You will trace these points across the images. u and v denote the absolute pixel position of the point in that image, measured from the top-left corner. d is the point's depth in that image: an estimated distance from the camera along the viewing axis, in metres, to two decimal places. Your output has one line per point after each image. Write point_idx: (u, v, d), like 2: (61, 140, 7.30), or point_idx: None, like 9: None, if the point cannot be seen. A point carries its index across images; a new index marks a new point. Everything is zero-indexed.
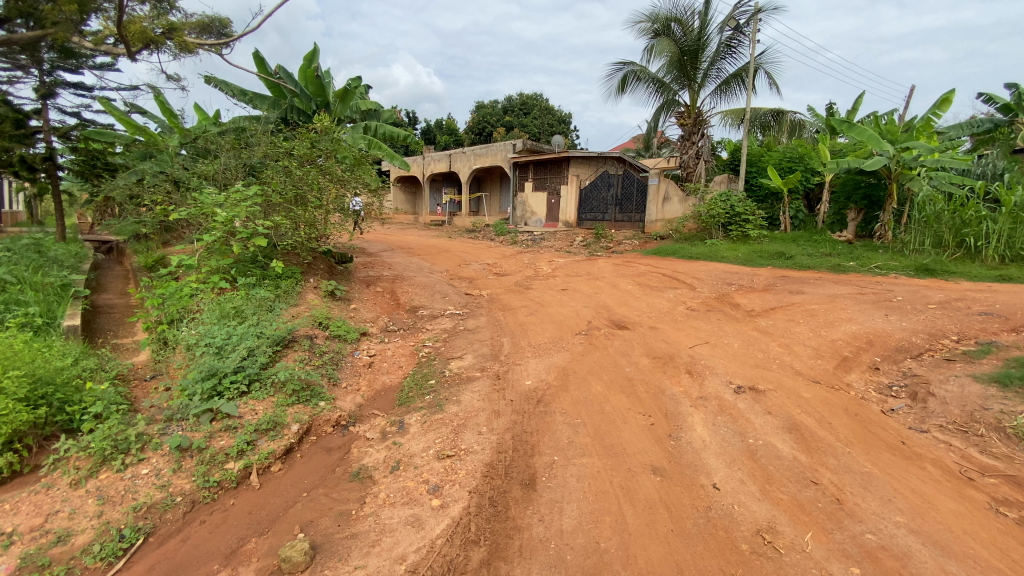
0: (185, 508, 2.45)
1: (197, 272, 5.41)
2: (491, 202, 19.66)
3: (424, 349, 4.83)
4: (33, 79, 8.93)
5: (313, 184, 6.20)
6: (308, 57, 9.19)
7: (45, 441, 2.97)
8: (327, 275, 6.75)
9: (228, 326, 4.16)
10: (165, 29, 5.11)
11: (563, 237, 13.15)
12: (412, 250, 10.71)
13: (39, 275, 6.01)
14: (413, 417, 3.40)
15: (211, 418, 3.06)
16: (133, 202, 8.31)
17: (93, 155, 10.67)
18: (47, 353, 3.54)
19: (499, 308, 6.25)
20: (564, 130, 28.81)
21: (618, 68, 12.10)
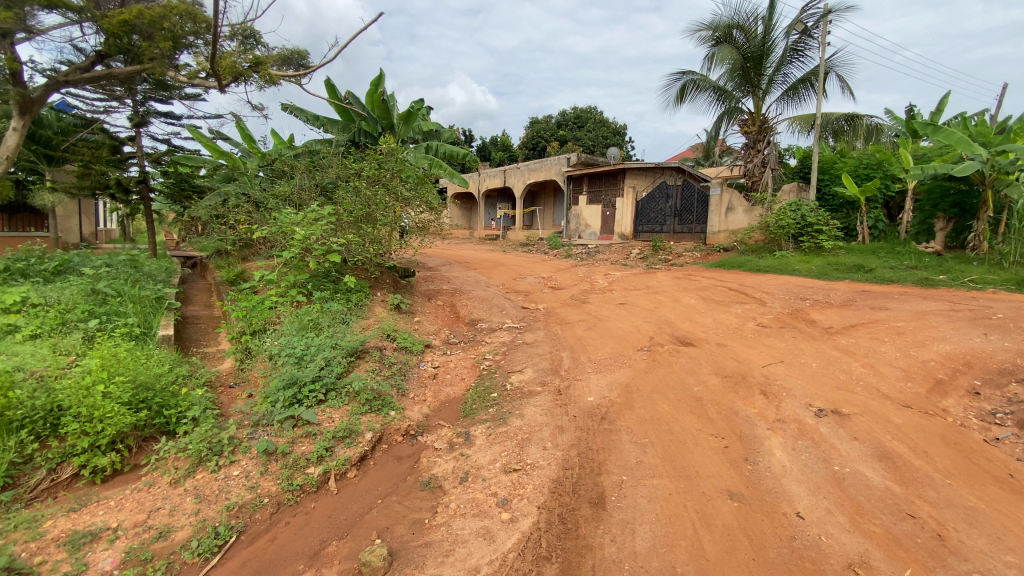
0: (272, 510, 2.61)
1: (277, 286, 5.80)
2: (546, 216, 19.74)
3: (485, 362, 4.90)
4: (128, 109, 9.95)
5: (382, 203, 6.50)
6: (375, 83, 9.71)
7: (145, 442, 3.25)
8: (392, 289, 7.01)
9: (306, 337, 4.42)
10: (252, 63, 5.57)
11: (619, 250, 12.98)
12: (469, 265, 10.94)
13: (139, 288, 6.64)
14: (478, 430, 3.46)
15: (293, 425, 3.26)
16: (218, 221, 9.04)
17: (183, 178, 11.72)
18: (148, 361, 3.89)
19: (557, 322, 6.24)
20: (619, 143, 28.60)
21: (676, 77, 11.90)
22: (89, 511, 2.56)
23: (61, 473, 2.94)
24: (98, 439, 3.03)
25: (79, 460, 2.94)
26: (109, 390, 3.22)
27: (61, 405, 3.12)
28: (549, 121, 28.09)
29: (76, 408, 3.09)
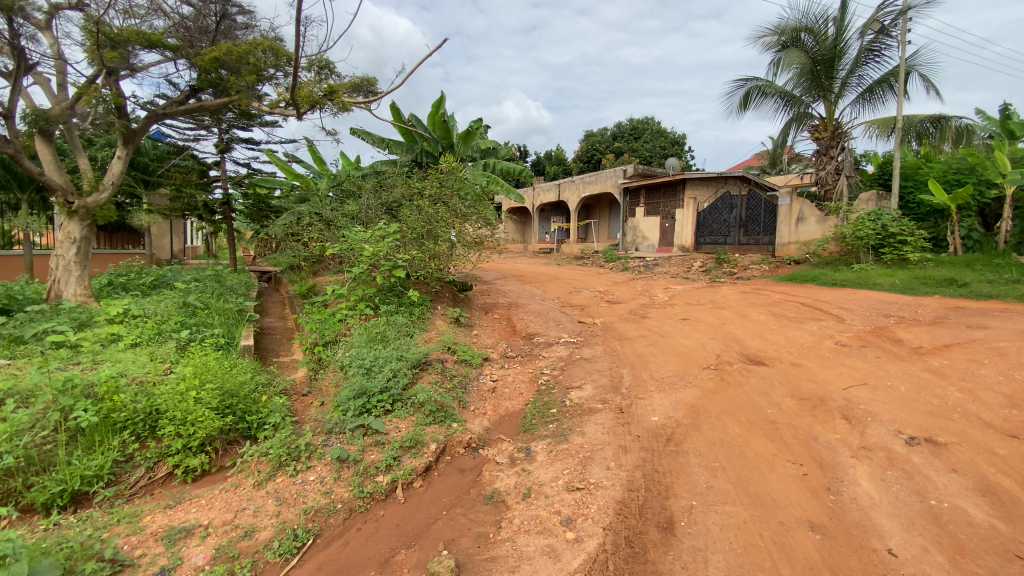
0: (344, 515, 2.73)
1: (346, 300, 6.13)
2: (601, 229, 19.58)
3: (543, 377, 4.89)
4: (215, 136, 10.90)
5: (445, 221, 6.71)
6: (437, 105, 10.10)
7: (229, 445, 3.50)
8: (452, 303, 7.18)
9: (374, 349, 4.62)
10: (327, 91, 5.97)
11: (679, 263, 12.62)
12: (525, 278, 11.02)
13: (223, 301, 7.20)
14: (539, 445, 3.46)
15: (363, 433, 3.42)
16: (292, 238, 9.66)
17: (260, 199, 12.63)
18: (232, 369, 4.20)
19: (616, 338, 6.14)
20: (678, 152, 27.95)
21: (739, 85, 11.52)
22: (183, 508, 2.78)
23: (157, 471, 3.21)
24: (190, 441, 3.31)
25: (173, 460, 3.21)
26: (200, 396, 3.50)
27: (159, 408, 3.43)
28: (604, 133, 27.94)
29: (172, 412, 3.39)
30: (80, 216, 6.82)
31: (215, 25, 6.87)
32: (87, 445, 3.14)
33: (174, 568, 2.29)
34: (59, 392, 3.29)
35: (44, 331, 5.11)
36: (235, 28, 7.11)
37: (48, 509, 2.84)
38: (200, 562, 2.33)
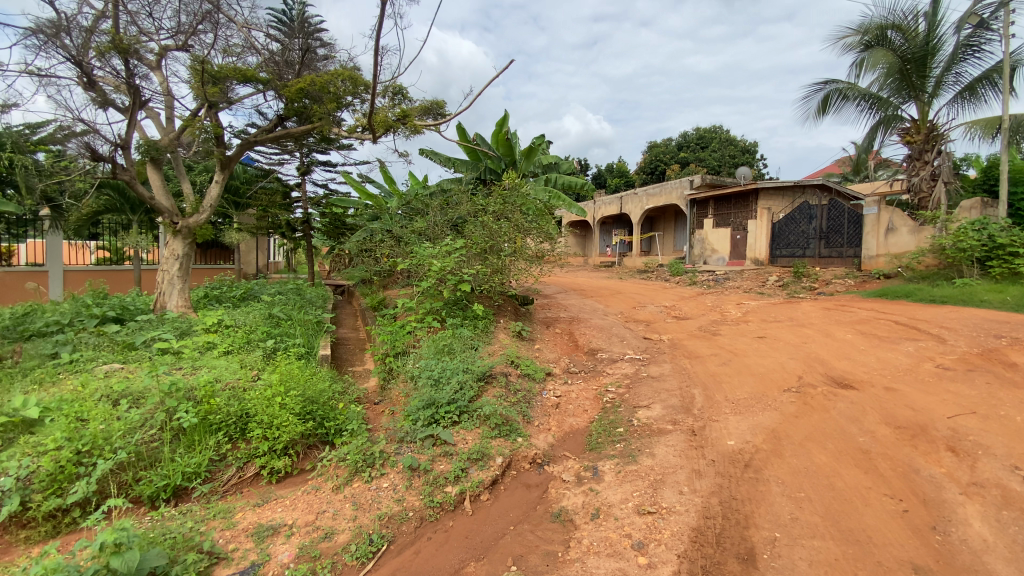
0: (416, 523, 2.82)
1: (414, 313, 6.36)
2: (666, 242, 19.03)
3: (608, 394, 4.80)
4: (298, 161, 11.75)
5: (509, 236, 6.81)
6: (500, 123, 10.35)
7: (309, 449, 3.73)
8: (514, 316, 7.24)
9: (442, 361, 4.74)
10: (400, 115, 6.30)
11: (752, 277, 12.00)
12: (587, 292, 10.91)
13: (303, 313, 7.70)
14: (606, 465, 3.40)
15: (432, 443, 3.52)
16: (365, 254, 10.20)
17: (336, 217, 13.44)
18: (311, 377, 4.47)
19: (685, 355, 5.91)
20: (748, 161, 26.76)
21: (817, 88, 10.89)
22: (270, 507, 2.98)
23: (246, 471, 3.46)
24: (275, 444, 3.55)
25: (260, 461, 3.45)
26: (284, 402, 3.75)
27: (249, 411, 3.71)
28: (668, 144, 27.31)
29: (260, 416, 3.65)
30: (183, 235, 7.57)
31: (300, 58, 7.46)
32: (188, 443, 3.44)
33: (263, 563, 2.45)
34: (165, 394, 3.64)
35: (152, 338, 5.69)
36: (317, 60, 7.68)
37: (155, 501, 3.13)
38: (286, 560, 2.49)
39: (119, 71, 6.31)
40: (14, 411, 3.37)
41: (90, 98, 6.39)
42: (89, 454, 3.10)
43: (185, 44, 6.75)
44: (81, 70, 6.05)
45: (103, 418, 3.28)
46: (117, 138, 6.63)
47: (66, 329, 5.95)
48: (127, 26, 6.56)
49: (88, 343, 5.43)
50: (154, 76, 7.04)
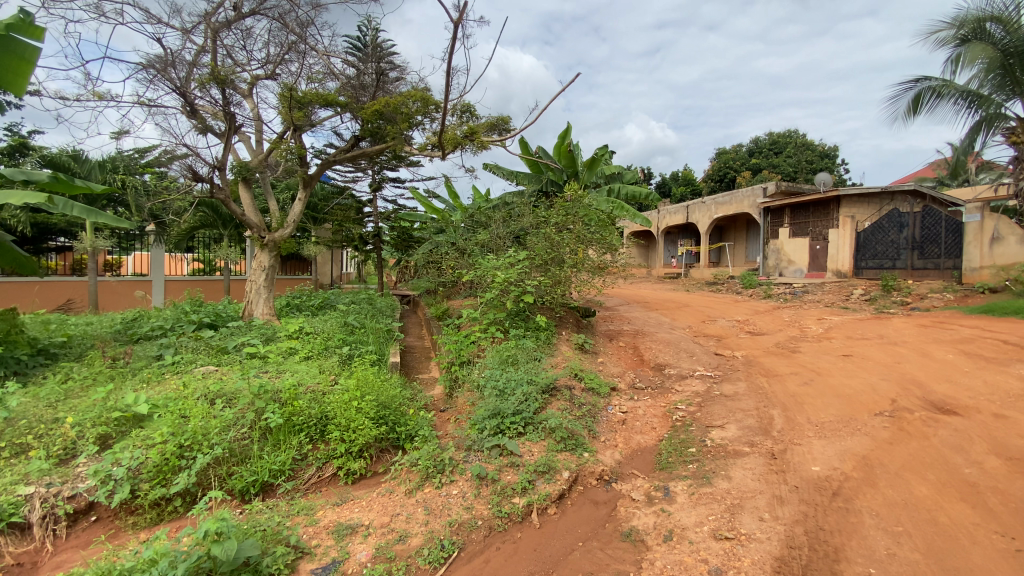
0: (485, 532, 2.86)
1: (479, 324, 6.47)
2: (737, 253, 18.17)
3: (677, 412, 4.63)
4: (369, 177, 12.40)
5: (572, 248, 6.77)
6: (562, 135, 10.40)
7: (381, 453, 3.89)
8: (576, 328, 7.18)
9: (506, 372, 4.78)
10: (468, 132, 6.52)
11: (834, 291, 11.19)
12: (652, 305, 10.62)
13: (374, 322, 8.06)
14: (678, 485, 3.29)
15: (499, 453, 3.56)
16: (430, 265, 10.54)
17: (403, 231, 14.00)
18: (383, 383, 4.66)
19: (761, 374, 5.59)
20: (828, 166, 25.09)
21: (905, 87, 10.09)
22: (348, 507, 3.14)
23: (325, 471, 3.65)
24: (351, 446, 3.73)
25: (338, 462, 3.64)
26: (360, 406, 3.95)
27: (328, 415, 3.93)
28: (738, 150, 26.22)
29: (338, 419, 3.85)
30: (270, 248, 8.18)
31: (374, 82, 7.92)
32: (274, 442, 3.68)
33: (343, 561, 2.58)
34: (255, 395, 3.93)
35: (242, 343, 6.18)
36: (389, 82, 8.11)
37: (245, 496, 3.37)
38: (364, 559, 2.60)
39: (218, 100, 6.98)
40: (127, 406, 3.76)
41: (193, 125, 7.10)
42: (190, 448, 3.38)
43: (274, 73, 7.36)
44: (187, 101, 6.74)
45: (202, 416, 3.59)
46: (215, 161, 7.30)
47: (169, 333, 6.61)
48: (225, 60, 7.24)
49: (188, 346, 5.98)
50: (247, 103, 7.71)
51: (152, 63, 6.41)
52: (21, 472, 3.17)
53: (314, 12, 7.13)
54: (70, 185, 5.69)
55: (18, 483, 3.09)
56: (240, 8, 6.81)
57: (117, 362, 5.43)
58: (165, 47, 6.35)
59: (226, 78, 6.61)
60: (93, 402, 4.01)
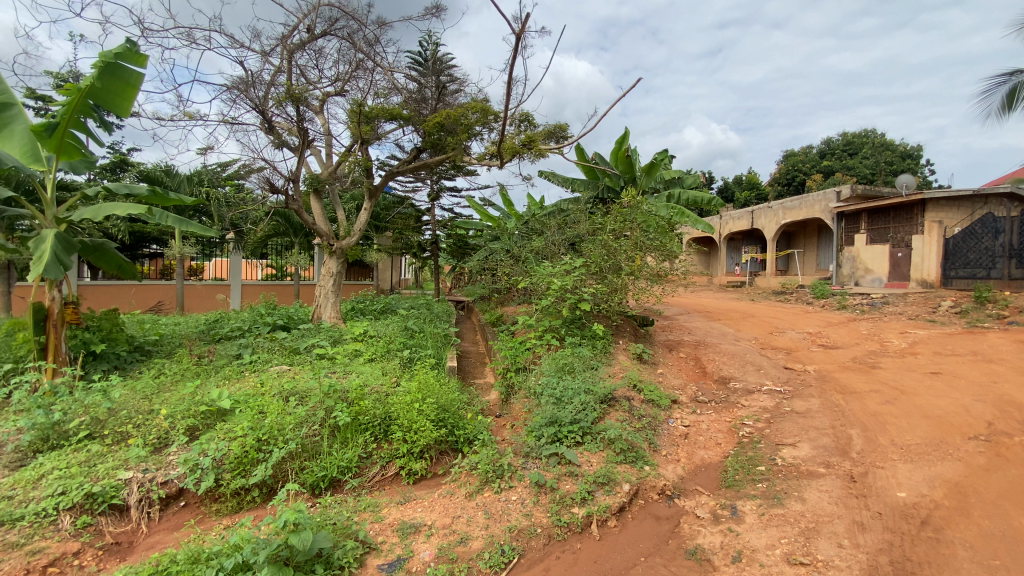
0: (545, 541, 2.86)
1: (534, 330, 6.48)
2: (807, 260, 17.16)
3: (744, 429, 4.43)
4: (428, 187, 12.76)
5: (630, 255, 6.64)
6: (620, 140, 10.26)
7: (440, 455, 3.98)
8: (634, 337, 7.03)
9: (564, 380, 4.75)
10: (526, 141, 6.58)
11: (918, 302, 10.33)
12: (714, 315, 10.21)
13: (432, 327, 8.26)
14: (746, 505, 3.16)
15: (557, 462, 3.55)
16: (485, 271, 10.69)
17: (460, 238, 14.30)
18: (443, 387, 4.76)
19: (836, 391, 5.24)
20: (910, 167, 23.25)
21: (1001, 81, 9.21)
22: (411, 506, 3.23)
23: (388, 470, 3.78)
24: (412, 447, 3.84)
25: (400, 462, 3.76)
26: (422, 408, 4.06)
27: (391, 415, 4.06)
28: (808, 152, 24.80)
29: (401, 420, 3.98)
30: (337, 254, 8.59)
31: (435, 94, 8.17)
32: (342, 440, 3.85)
33: (408, 559, 2.67)
34: (324, 395, 4.13)
35: (311, 345, 6.53)
36: (450, 94, 8.34)
37: (315, 490, 3.54)
38: (427, 558, 2.67)
39: (292, 116, 7.45)
40: (212, 401, 4.07)
41: (271, 141, 7.61)
42: (267, 442, 3.60)
43: (343, 89, 7.76)
44: (266, 118, 7.24)
45: (278, 412, 3.82)
46: (289, 174, 7.79)
47: (247, 334, 7.11)
48: (299, 79, 7.72)
49: (263, 347, 6.39)
50: (318, 119, 8.18)
51: (236, 84, 6.95)
52: (122, 458, 3.49)
53: (380, 30, 7.47)
54: (165, 198, 6.24)
55: (119, 467, 3.39)
56: (313, 30, 7.25)
57: (201, 359, 5.88)
58: (247, 69, 6.86)
59: (300, 95, 7.05)
60: (182, 396, 4.36)
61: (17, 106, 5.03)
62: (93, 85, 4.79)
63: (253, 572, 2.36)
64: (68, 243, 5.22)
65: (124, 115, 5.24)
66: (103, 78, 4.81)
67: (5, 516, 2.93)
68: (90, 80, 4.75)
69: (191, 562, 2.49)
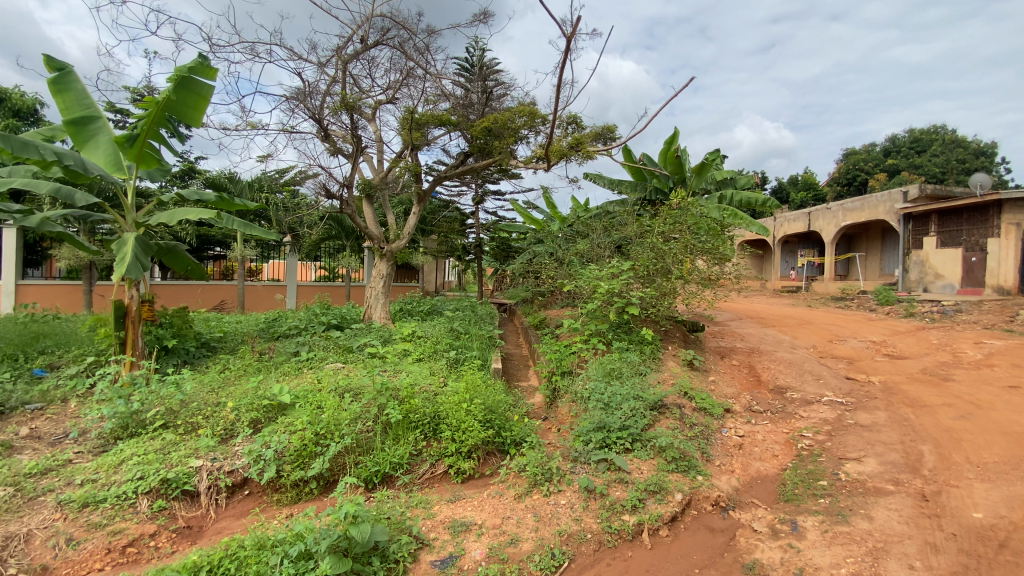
0: (595, 547, 2.85)
1: (580, 334, 6.43)
2: (869, 264, 16.20)
3: (803, 441, 4.24)
4: (473, 190, 12.92)
5: (680, 259, 6.48)
6: (668, 141, 10.04)
7: (488, 456, 4.02)
8: (683, 343, 6.86)
9: (611, 385, 4.68)
10: (575, 144, 6.55)
11: (997, 311, 9.56)
12: (767, 321, 9.81)
13: (477, 329, 8.36)
14: (808, 521, 3.06)
15: (607, 467, 3.53)
16: (529, 274, 10.71)
17: (504, 241, 14.41)
18: (490, 388, 4.81)
19: (904, 404, 4.93)
20: (987, 165, 21.55)
21: None
22: (461, 505, 3.29)
23: (437, 468, 3.85)
24: (461, 446, 3.90)
25: (449, 460, 3.83)
26: (470, 408, 4.12)
27: (440, 414, 4.15)
28: (870, 151, 23.45)
29: (450, 419, 4.06)
30: (387, 257, 8.84)
31: (482, 99, 8.28)
32: (393, 436, 3.95)
33: (460, 556, 2.72)
34: (377, 392, 4.27)
35: (363, 344, 6.76)
36: (496, 99, 8.43)
37: (369, 484, 3.66)
38: (479, 557, 2.71)
39: (347, 124, 7.75)
40: (273, 396, 4.28)
41: (327, 148, 7.94)
42: (324, 437, 3.76)
43: (394, 97, 8.00)
44: (322, 127, 7.57)
45: (334, 408, 3.97)
46: (344, 179, 8.10)
47: (303, 332, 7.44)
48: (353, 88, 8.02)
49: (319, 345, 6.66)
50: (370, 126, 8.47)
51: (295, 94, 7.30)
52: (193, 447, 3.73)
53: (430, 38, 7.66)
54: (230, 203, 6.62)
55: (190, 456, 3.63)
56: (367, 41, 7.52)
57: (262, 356, 6.20)
58: (305, 80, 7.19)
59: (354, 104, 7.32)
60: (245, 391, 4.61)
61: (102, 119, 5.47)
62: (169, 98, 5.16)
63: (315, 560, 2.47)
64: (145, 246, 5.62)
65: (195, 125, 5.62)
66: (178, 91, 5.18)
67: (92, 497, 3.19)
68: (166, 93, 5.13)
69: (258, 548, 2.64)
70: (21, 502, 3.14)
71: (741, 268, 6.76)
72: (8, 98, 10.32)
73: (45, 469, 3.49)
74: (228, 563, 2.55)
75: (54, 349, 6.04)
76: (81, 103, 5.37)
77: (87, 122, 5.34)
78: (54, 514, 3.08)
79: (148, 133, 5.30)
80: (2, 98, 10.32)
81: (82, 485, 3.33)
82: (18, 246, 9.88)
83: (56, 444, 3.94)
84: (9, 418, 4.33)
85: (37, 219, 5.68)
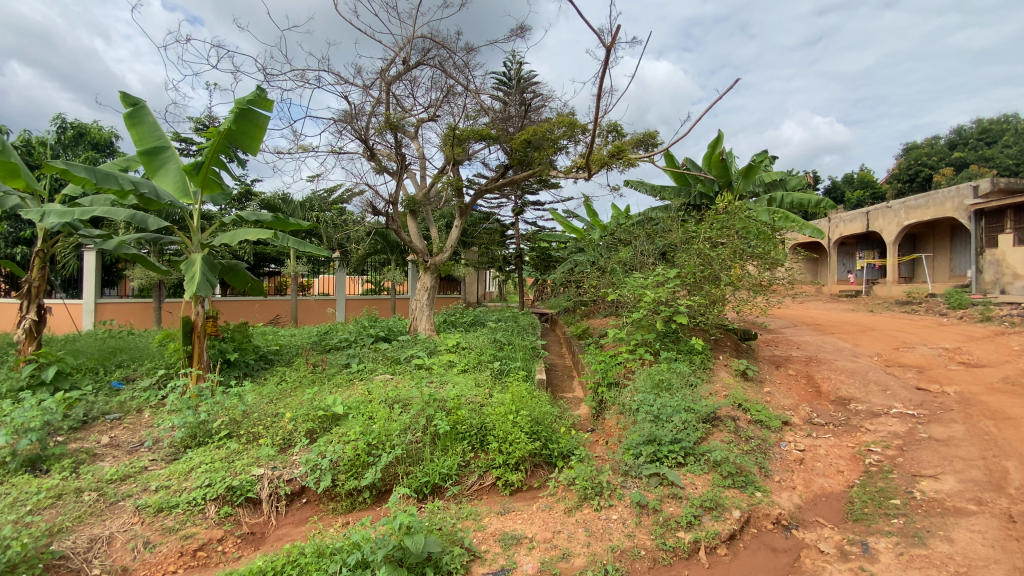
0: (649, 564, 2.80)
1: (626, 342, 6.29)
2: (936, 266, 15.17)
3: (871, 456, 3.99)
4: (513, 200, 13.03)
5: (729, 264, 6.25)
6: (712, 144, 9.71)
7: (536, 468, 4.01)
8: (734, 352, 6.59)
9: (661, 397, 4.53)
10: (614, 151, 6.52)
11: None
12: (826, 328, 9.32)
13: (520, 339, 8.37)
14: (881, 542, 2.91)
15: (659, 482, 3.45)
16: (569, 284, 10.63)
17: (544, 251, 14.43)
18: (536, 400, 4.78)
19: (986, 416, 4.56)
20: None
21: None
22: (511, 517, 3.29)
23: (485, 480, 3.85)
24: (509, 458, 3.89)
25: (497, 472, 3.82)
26: (516, 420, 4.11)
27: (487, 425, 4.17)
28: (935, 144, 21.97)
29: (496, 431, 4.06)
30: (432, 270, 8.91)
31: (520, 112, 8.32)
32: (442, 447, 3.99)
33: (512, 569, 2.72)
34: (425, 403, 4.35)
35: (410, 355, 6.92)
36: (534, 111, 8.47)
37: (420, 495, 3.69)
38: (530, 571, 2.70)
39: (391, 143, 7.97)
40: (328, 407, 4.43)
41: (372, 167, 8.20)
42: (377, 447, 3.84)
43: (435, 115, 8.21)
44: (368, 147, 7.83)
45: (384, 419, 4.06)
46: (389, 197, 8.33)
47: (353, 344, 7.67)
48: (396, 108, 8.33)
49: (369, 357, 6.87)
50: (413, 144, 8.70)
51: (342, 117, 7.61)
52: (254, 456, 3.90)
53: (468, 55, 7.81)
54: (285, 222, 6.82)
55: (252, 464, 3.80)
56: (408, 62, 7.77)
57: (316, 368, 6.43)
58: (351, 102, 7.49)
59: (398, 122, 7.54)
60: (302, 402, 4.80)
61: (171, 148, 5.87)
62: (230, 128, 5.52)
63: (373, 568, 2.55)
64: (210, 265, 5.96)
65: (253, 152, 5.96)
66: (238, 121, 5.52)
67: (165, 503, 3.40)
68: (228, 123, 5.48)
69: (317, 556, 2.72)
70: (104, 506, 3.39)
71: (794, 272, 6.41)
72: (88, 132, 11.32)
73: (123, 475, 3.75)
74: (289, 568, 2.66)
75: (129, 363, 6.47)
76: (153, 135, 5.80)
77: (157, 152, 5.75)
78: (131, 518, 3.30)
79: (211, 160, 5.65)
80: (83, 133, 11.33)
81: (156, 491, 3.55)
82: (97, 267, 10.74)
83: (133, 452, 4.22)
84: (91, 427, 4.68)
85: (115, 242, 6.09)
